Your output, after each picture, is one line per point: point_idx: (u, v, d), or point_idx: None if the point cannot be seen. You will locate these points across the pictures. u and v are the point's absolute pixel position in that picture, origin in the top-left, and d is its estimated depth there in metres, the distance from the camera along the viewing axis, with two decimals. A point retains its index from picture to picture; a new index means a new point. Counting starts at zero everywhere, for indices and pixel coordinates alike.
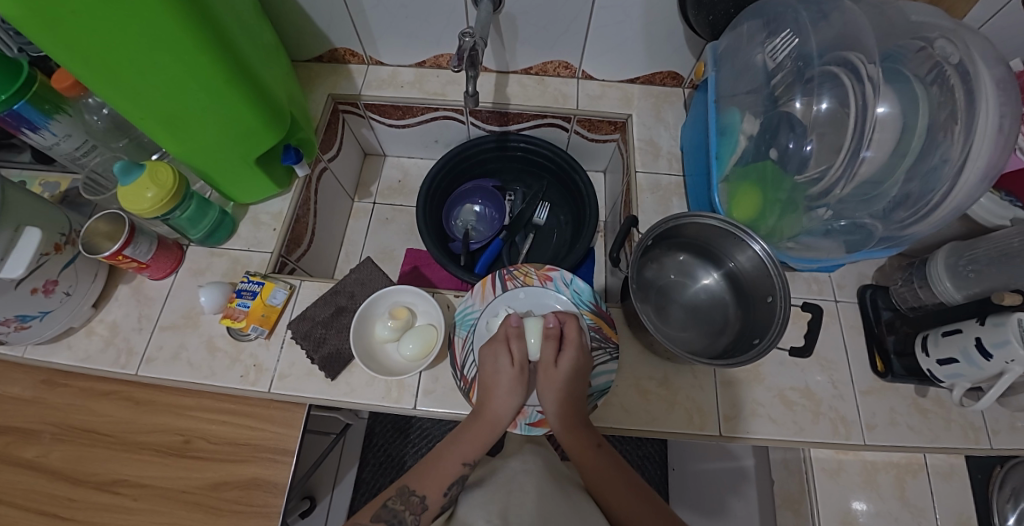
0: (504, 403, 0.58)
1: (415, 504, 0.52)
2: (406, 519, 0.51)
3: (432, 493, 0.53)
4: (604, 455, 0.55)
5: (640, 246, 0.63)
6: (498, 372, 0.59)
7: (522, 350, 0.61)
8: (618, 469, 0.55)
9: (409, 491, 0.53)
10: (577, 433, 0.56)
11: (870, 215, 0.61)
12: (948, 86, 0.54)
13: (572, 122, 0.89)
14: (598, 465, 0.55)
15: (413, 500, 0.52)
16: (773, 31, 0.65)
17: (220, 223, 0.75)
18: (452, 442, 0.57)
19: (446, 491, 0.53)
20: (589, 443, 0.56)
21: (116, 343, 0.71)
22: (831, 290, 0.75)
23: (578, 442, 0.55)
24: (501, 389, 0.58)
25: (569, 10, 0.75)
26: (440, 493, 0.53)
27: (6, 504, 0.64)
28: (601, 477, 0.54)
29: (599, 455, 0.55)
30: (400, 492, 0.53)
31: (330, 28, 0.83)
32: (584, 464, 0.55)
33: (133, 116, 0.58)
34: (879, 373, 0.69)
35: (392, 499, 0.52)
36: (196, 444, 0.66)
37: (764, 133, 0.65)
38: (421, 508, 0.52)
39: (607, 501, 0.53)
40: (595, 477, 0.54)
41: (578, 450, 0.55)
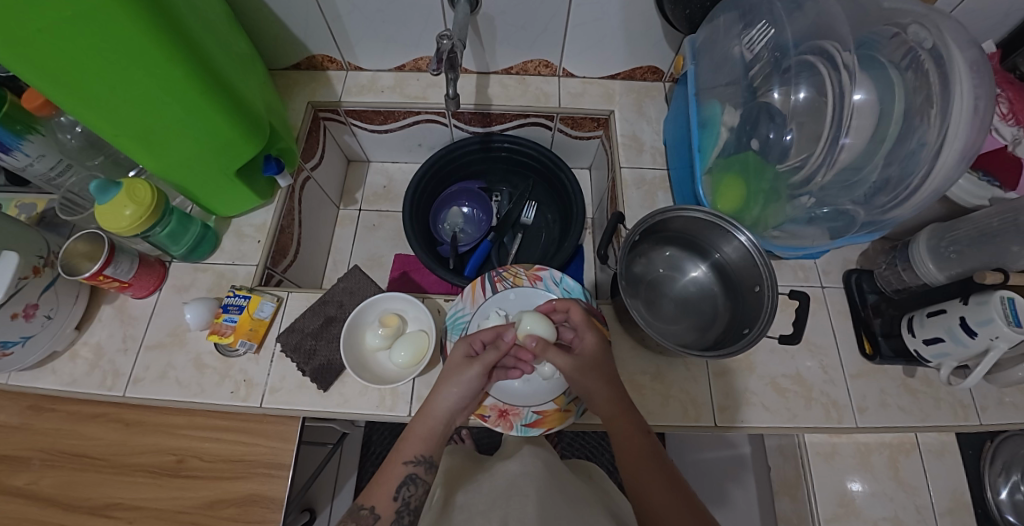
0: (447, 400, 0.56)
1: (365, 517, 0.51)
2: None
3: (380, 502, 0.52)
4: (648, 446, 0.53)
5: (627, 241, 0.63)
6: (449, 368, 0.58)
7: (491, 357, 0.58)
8: (657, 462, 0.53)
9: (358, 506, 0.52)
10: (627, 418, 0.55)
11: (852, 200, 0.62)
12: (922, 71, 0.56)
13: (555, 120, 0.88)
14: (637, 451, 0.53)
15: (363, 514, 0.52)
16: (748, 23, 0.65)
17: (202, 237, 0.74)
18: (401, 443, 0.56)
19: (395, 494, 0.53)
20: (634, 429, 0.54)
21: (101, 366, 0.70)
22: (817, 276, 0.75)
23: (626, 426, 0.54)
24: (445, 382, 0.57)
25: (546, 9, 0.75)
26: (390, 499, 0.53)
27: None
28: (635, 464, 0.53)
29: (645, 442, 0.53)
30: (354, 508, 0.52)
31: (307, 35, 0.82)
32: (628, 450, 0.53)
33: (108, 134, 0.57)
34: (867, 355, 0.70)
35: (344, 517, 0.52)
36: (189, 463, 0.66)
37: (744, 124, 0.65)
38: (372, 517, 0.51)
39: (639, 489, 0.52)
40: (631, 463, 0.53)
41: (624, 435, 0.54)
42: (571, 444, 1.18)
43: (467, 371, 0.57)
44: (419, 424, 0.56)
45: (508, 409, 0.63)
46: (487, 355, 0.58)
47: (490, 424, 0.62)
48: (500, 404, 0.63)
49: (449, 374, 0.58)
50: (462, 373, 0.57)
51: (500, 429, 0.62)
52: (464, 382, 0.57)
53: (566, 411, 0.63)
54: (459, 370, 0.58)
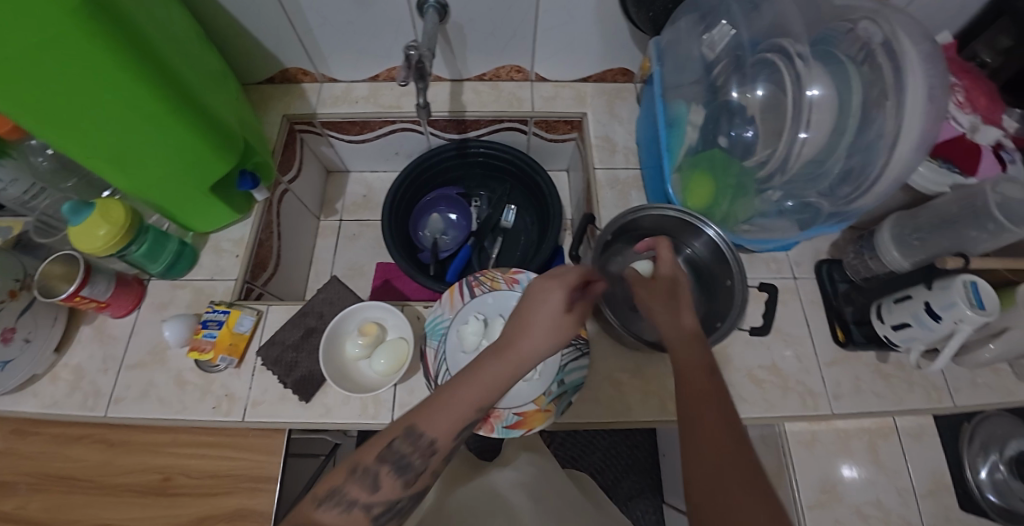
0: (535, 349, 0.47)
1: (424, 448, 0.44)
2: (417, 461, 0.44)
3: (442, 437, 0.44)
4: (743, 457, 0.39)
5: (599, 242, 0.67)
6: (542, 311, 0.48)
7: (580, 302, 0.50)
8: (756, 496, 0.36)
9: (417, 434, 0.43)
10: (714, 411, 0.42)
11: (817, 192, 0.64)
12: (876, 64, 0.57)
13: (529, 124, 0.90)
14: (724, 452, 0.39)
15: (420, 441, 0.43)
16: (709, 24, 0.67)
17: (180, 254, 0.74)
18: (457, 382, 0.45)
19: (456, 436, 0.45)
20: (724, 425, 0.41)
21: (82, 387, 0.70)
22: (790, 268, 0.77)
23: (712, 414, 0.42)
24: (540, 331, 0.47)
25: (514, 15, 0.76)
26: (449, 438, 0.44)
27: None
28: (719, 465, 0.38)
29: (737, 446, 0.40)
30: (408, 433, 0.43)
31: (279, 49, 0.82)
32: (715, 450, 0.39)
33: (79, 156, 0.57)
34: (840, 342, 0.71)
35: (398, 439, 0.43)
36: (175, 481, 0.66)
37: (709, 122, 0.68)
38: (430, 452, 0.44)
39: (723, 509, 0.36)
40: (711, 466, 0.39)
41: (708, 422, 0.42)
42: (563, 445, 1.19)
43: (566, 326, 0.48)
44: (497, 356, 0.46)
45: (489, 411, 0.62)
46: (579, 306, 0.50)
47: None
48: None
49: (534, 307, 0.48)
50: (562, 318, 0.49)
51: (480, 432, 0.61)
52: (558, 335, 0.48)
53: (547, 412, 0.63)
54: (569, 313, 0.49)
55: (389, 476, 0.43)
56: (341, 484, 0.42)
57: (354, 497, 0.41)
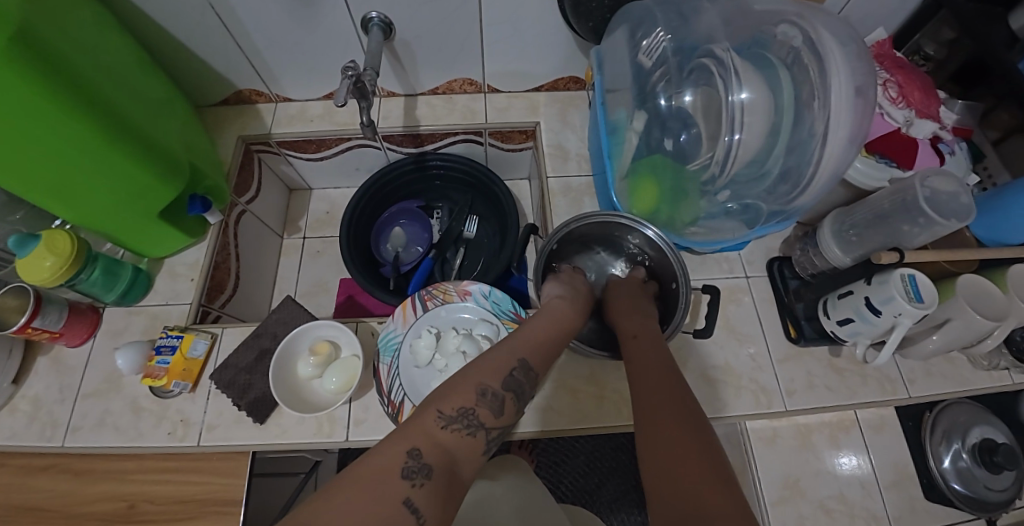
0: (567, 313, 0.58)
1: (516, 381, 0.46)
2: (528, 390, 0.47)
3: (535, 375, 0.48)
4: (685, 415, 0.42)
5: (543, 251, 0.68)
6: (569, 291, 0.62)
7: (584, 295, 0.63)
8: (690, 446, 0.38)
9: (530, 366, 0.48)
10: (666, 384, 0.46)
11: (760, 192, 0.65)
12: (804, 65, 0.58)
13: (484, 136, 0.90)
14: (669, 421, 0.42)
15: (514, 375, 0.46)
16: (644, 31, 0.67)
17: (133, 282, 0.74)
18: (519, 332, 0.52)
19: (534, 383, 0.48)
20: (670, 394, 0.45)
21: (40, 417, 0.70)
22: (742, 267, 0.77)
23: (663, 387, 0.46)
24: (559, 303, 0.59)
25: (459, 29, 0.77)
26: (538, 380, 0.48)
27: None
28: (667, 428, 0.41)
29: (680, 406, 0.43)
30: (521, 364, 0.47)
31: (229, 71, 0.83)
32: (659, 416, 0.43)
33: (18, 190, 0.57)
34: (793, 339, 0.72)
35: (515, 369, 0.47)
36: (140, 508, 0.65)
37: (650, 126, 0.67)
38: (529, 382, 0.47)
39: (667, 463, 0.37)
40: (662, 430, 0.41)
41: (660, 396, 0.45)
42: (545, 451, 1.19)
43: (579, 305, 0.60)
44: (552, 324, 0.55)
45: None
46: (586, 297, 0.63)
47: None
48: None
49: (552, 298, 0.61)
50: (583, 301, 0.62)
51: None
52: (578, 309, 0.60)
53: None
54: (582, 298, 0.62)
55: (511, 402, 0.45)
56: (471, 405, 0.41)
57: (485, 418, 0.41)
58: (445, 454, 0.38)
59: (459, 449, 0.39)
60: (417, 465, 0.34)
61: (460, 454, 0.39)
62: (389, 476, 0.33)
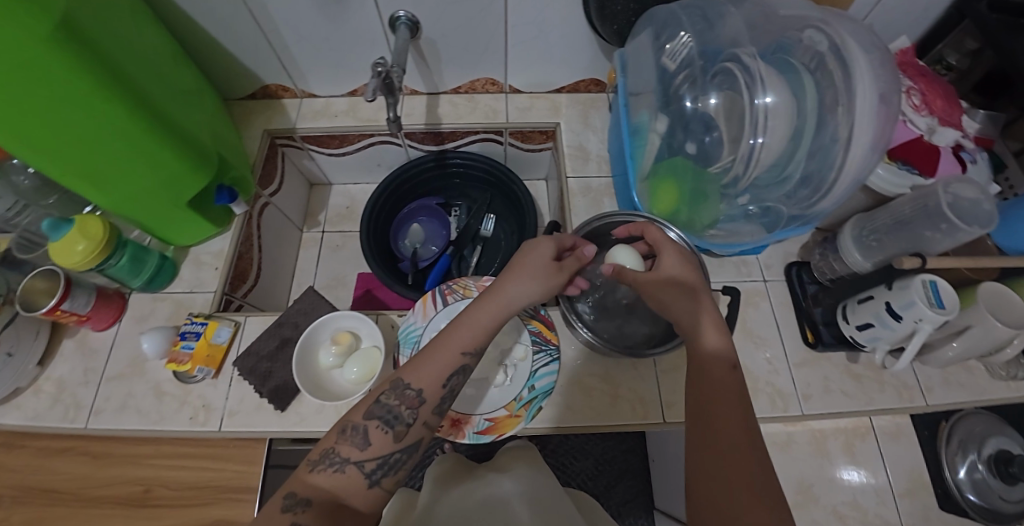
0: (520, 292, 0.53)
1: (412, 398, 0.47)
2: (407, 411, 0.47)
3: (429, 386, 0.48)
4: (734, 380, 0.46)
5: None
6: (532, 256, 0.56)
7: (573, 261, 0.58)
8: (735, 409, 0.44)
9: (403, 384, 0.47)
10: (718, 346, 0.49)
11: (779, 196, 0.66)
12: (828, 71, 0.59)
13: (504, 135, 0.92)
14: (719, 382, 0.46)
15: (409, 394, 0.47)
16: (668, 34, 0.68)
17: (160, 268, 0.75)
18: (459, 321, 0.51)
19: (445, 381, 0.49)
20: (725, 361, 0.47)
21: (63, 399, 0.72)
22: (760, 271, 0.78)
23: (716, 350, 0.48)
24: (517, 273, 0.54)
25: (485, 30, 0.78)
26: (439, 385, 0.48)
27: None
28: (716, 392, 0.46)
29: (732, 372, 0.47)
30: (394, 386, 0.48)
31: (258, 66, 0.85)
32: (713, 377, 0.47)
33: (54, 174, 0.58)
34: (810, 343, 0.72)
35: (385, 394, 0.47)
36: (155, 492, 0.67)
37: (671, 130, 0.69)
38: (418, 401, 0.47)
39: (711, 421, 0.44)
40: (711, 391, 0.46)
41: (711, 358, 0.48)
42: (554, 452, 1.19)
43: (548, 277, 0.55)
44: (474, 314, 0.51)
45: (461, 418, 0.64)
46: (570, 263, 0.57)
47: (443, 434, 0.63)
48: (454, 413, 0.64)
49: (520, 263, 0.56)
50: (548, 270, 0.55)
51: (452, 438, 0.63)
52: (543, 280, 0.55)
53: (517, 417, 0.64)
54: (545, 266, 0.55)
55: (378, 430, 0.46)
56: (333, 444, 0.44)
57: (345, 454, 0.44)
58: (320, 495, 0.42)
59: (344, 482, 0.43)
60: (294, 502, 0.41)
61: (348, 486, 0.43)
62: (273, 512, 0.39)
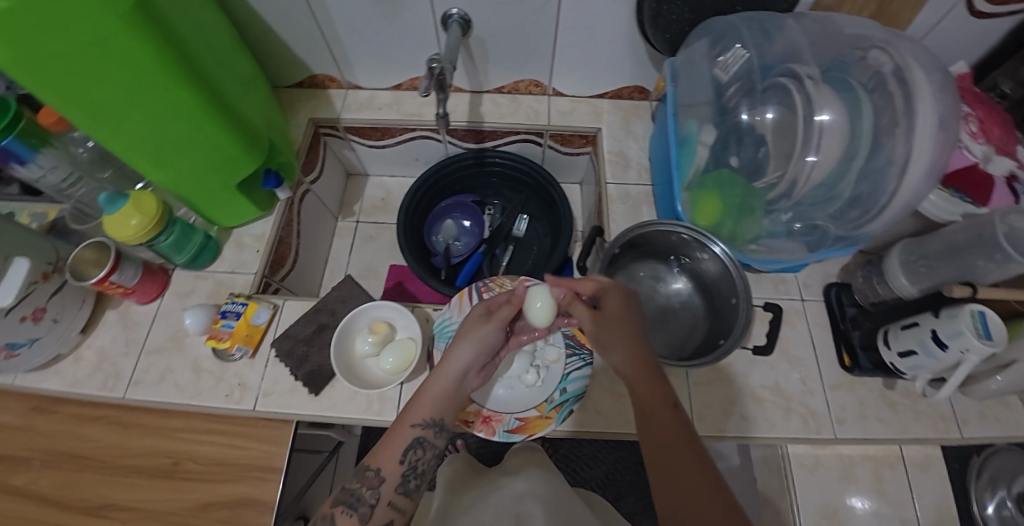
0: (463, 355, 0.55)
1: (371, 478, 0.49)
2: (369, 493, 0.48)
3: (387, 464, 0.50)
4: (677, 417, 0.48)
5: (607, 253, 0.66)
6: (470, 324, 0.59)
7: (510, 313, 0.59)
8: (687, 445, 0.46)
9: (364, 468, 0.50)
10: (652, 384, 0.50)
11: (825, 215, 0.64)
12: (888, 92, 0.58)
13: (544, 137, 0.92)
14: (664, 426, 0.47)
15: (369, 475, 0.49)
16: (722, 46, 0.68)
17: (204, 247, 0.77)
18: (415, 396, 0.54)
19: (402, 457, 0.50)
20: (662, 400, 0.49)
21: (103, 368, 0.74)
22: (798, 289, 0.77)
23: (651, 391, 0.49)
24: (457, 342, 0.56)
25: (535, 32, 0.79)
26: (397, 462, 0.50)
27: None
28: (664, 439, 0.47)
29: (672, 411, 0.48)
30: (358, 468, 0.50)
31: (308, 56, 0.86)
32: (653, 423, 0.48)
33: (116, 147, 0.60)
34: (846, 367, 0.71)
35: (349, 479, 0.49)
36: (183, 465, 0.70)
37: (718, 143, 0.68)
38: (377, 482, 0.48)
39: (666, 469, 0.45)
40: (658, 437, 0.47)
41: (649, 403, 0.49)
42: (566, 457, 1.19)
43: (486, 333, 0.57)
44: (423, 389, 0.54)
45: (492, 415, 0.64)
46: (505, 311, 0.59)
47: (473, 429, 0.63)
48: (484, 410, 0.65)
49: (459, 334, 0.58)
50: (485, 331, 0.57)
51: (482, 434, 0.63)
52: (481, 342, 0.57)
53: (547, 418, 0.64)
54: (479, 326, 0.58)
55: (345, 514, 0.46)
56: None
57: None
58: None
59: None
60: None
61: None
62: None
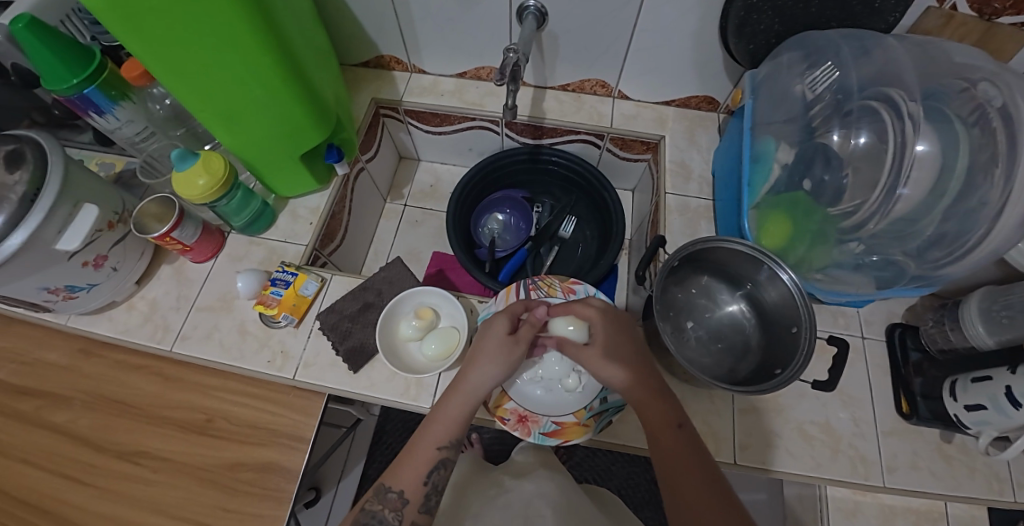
0: (484, 376, 0.54)
1: (394, 501, 0.51)
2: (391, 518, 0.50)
3: (410, 486, 0.51)
4: (683, 437, 0.50)
5: (666, 266, 0.62)
6: (488, 339, 0.57)
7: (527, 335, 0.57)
8: (697, 463, 0.49)
9: (385, 489, 0.52)
10: (660, 404, 0.52)
11: (903, 252, 0.60)
12: (990, 128, 0.54)
13: (604, 140, 0.90)
14: (673, 448, 0.50)
15: (391, 497, 0.51)
16: (812, 63, 0.66)
17: (261, 214, 0.78)
18: (436, 415, 0.54)
19: (426, 478, 0.52)
20: (668, 420, 0.51)
21: (154, 319, 0.76)
22: (858, 326, 0.74)
23: (659, 412, 0.51)
24: (480, 361, 0.55)
25: (611, 31, 0.77)
26: (420, 483, 0.52)
27: (34, 465, 0.72)
28: (673, 459, 0.49)
29: (679, 433, 0.50)
30: (378, 491, 0.52)
31: (379, 36, 0.87)
32: (661, 442, 0.50)
33: (193, 107, 0.62)
34: (904, 414, 0.67)
35: (369, 500, 0.51)
36: (216, 423, 0.73)
37: (798, 163, 0.66)
38: (401, 503, 0.51)
39: (677, 488, 0.47)
40: (668, 458, 0.49)
41: (656, 423, 0.51)
42: (580, 465, 1.18)
43: (509, 354, 0.55)
44: (443, 408, 0.54)
45: (528, 415, 0.64)
46: (525, 334, 0.57)
47: (509, 427, 0.63)
48: (521, 409, 0.64)
49: (482, 351, 0.56)
50: (507, 349, 0.56)
51: (517, 433, 0.63)
52: (505, 361, 0.55)
53: (586, 426, 0.62)
54: (503, 345, 0.56)
55: None
56: None
57: None
58: None
59: None
60: None
61: None
62: None
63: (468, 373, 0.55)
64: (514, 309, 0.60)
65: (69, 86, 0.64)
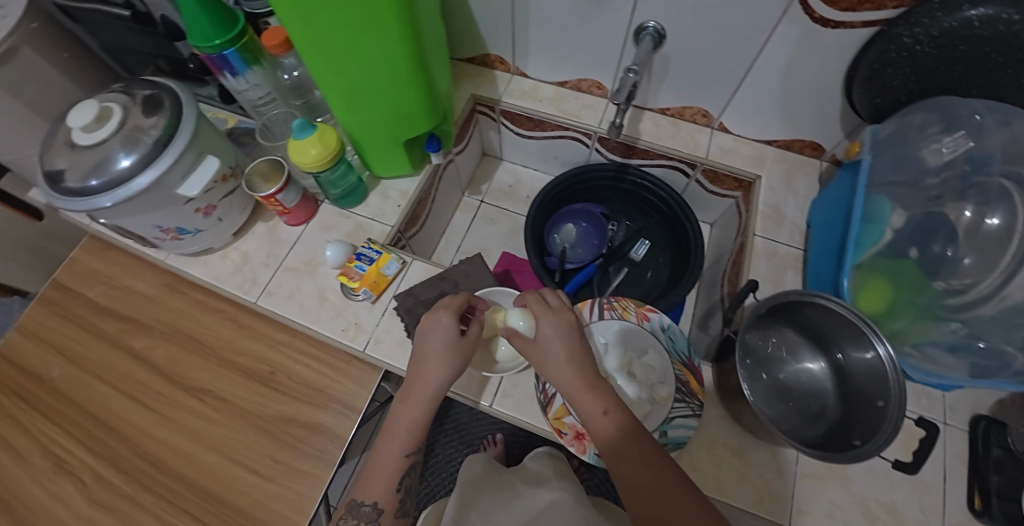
0: (433, 380, 0.57)
1: (369, 512, 0.55)
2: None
3: (381, 496, 0.55)
4: (613, 422, 0.49)
5: (754, 313, 0.60)
6: (435, 340, 0.58)
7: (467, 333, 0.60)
8: (636, 451, 0.47)
9: (358, 504, 0.55)
10: (594, 393, 0.51)
11: (1013, 344, 0.55)
12: None
13: (696, 169, 0.89)
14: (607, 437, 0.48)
15: (365, 510, 0.55)
16: (948, 126, 0.61)
17: (354, 189, 0.82)
18: (393, 425, 0.57)
19: (397, 487, 0.56)
20: (594, 408, 0.50)
21: (244, 271, 0.81)
22: (942, 410, 0.69)
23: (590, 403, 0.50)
24: (428, 367, 0.57)
25: (728, 63, 0.75)
26: (391, 492, 0.56)
27: (107, 381, 0.79)
28: (614, 451, 0.47)
29: (607, 420, 0.49)
30: (350, 505, 0.55)
31: (491, 36, 0.88)
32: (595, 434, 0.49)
33: (324, 82, 0.66)
34: (975, 511, 0.63)
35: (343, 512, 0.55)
36: (278, 377, 0.78)
37: (914, 231, 0.65)
38: (375, 514, 0.55)
39: (624, 479, 0.46)
40: (609, 451, 0.48)
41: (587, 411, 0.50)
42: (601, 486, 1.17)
43: (460, 354, 0.58)
44: (406, 419, 0.56)
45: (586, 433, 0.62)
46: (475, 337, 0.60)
47: (565, 442, 0.62)
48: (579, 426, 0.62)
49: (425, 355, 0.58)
50: (453, 349, 0.58)
51: (573, 449, 0.61)
52: (453, 358, 0.58)
53: None
54: (450, 345, 0.58)
55: None
56: None
57: None
58: None
59: None
60: None
61: None
62: None
63: (421, 378, 0.57)
64: (452, 304, 0.62)
65: (212, 46, 0.69)
